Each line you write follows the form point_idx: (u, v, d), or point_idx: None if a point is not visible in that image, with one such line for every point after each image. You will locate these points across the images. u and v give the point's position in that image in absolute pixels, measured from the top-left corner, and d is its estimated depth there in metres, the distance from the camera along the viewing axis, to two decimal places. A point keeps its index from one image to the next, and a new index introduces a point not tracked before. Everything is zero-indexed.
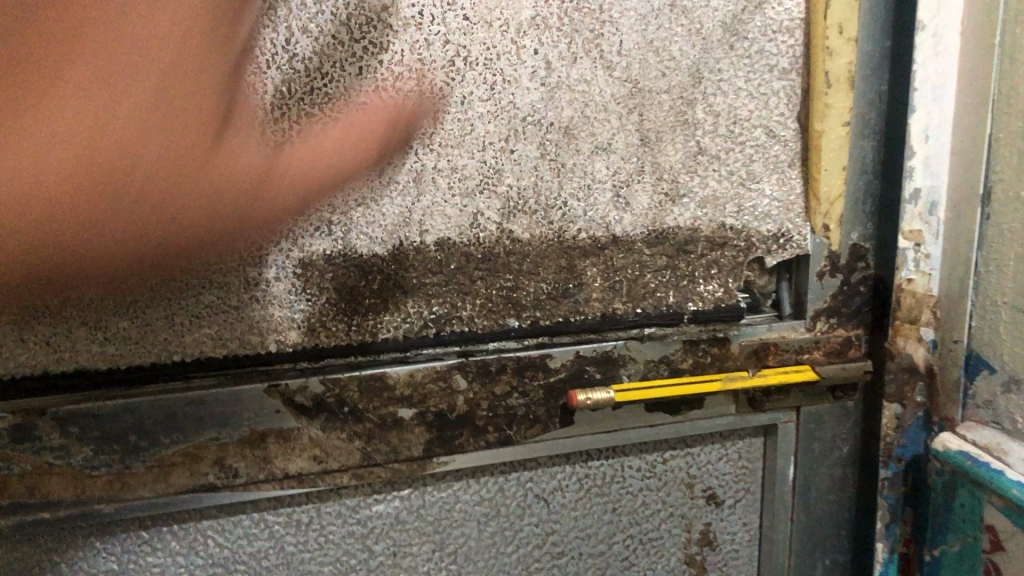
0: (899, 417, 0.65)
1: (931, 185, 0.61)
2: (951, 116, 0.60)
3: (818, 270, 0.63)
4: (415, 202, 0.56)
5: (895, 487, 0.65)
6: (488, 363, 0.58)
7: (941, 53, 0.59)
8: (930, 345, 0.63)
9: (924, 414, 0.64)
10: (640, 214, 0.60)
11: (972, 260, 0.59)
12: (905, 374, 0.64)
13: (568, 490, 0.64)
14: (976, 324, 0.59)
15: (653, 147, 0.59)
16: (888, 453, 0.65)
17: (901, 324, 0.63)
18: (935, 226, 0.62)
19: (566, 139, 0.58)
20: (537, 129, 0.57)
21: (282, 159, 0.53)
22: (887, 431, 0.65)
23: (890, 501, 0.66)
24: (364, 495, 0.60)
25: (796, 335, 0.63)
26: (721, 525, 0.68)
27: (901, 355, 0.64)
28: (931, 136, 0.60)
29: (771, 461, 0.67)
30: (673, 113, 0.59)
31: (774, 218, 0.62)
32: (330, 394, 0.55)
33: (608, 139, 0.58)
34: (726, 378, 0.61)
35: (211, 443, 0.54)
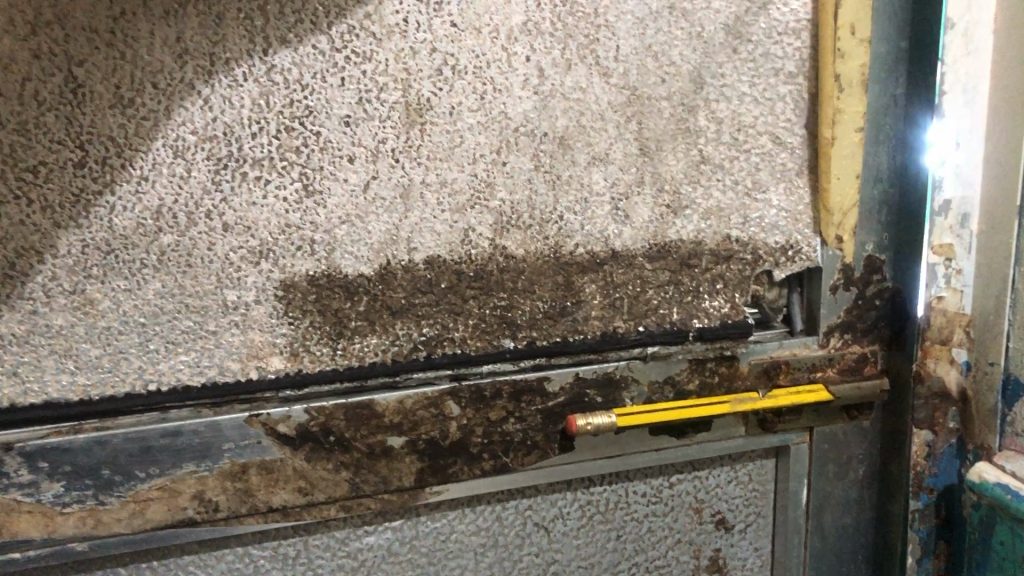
0: (930, 445, 0.62)
1: (964, 196, 0.59)
2: (983, 122, 0.57)
3: (831, 284, 0.60)
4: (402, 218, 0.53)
5: (927, 520, 0.63)
6: (482, 388, 0.55)
7: (972, 54, 0.56)
8: (963, 366, 0.60)
9: (958, 441, 0.62)
10: (641, 228, 0.57)
11: (1009, 276, 0.57)
12: (936, 400, 0.61)
13: (569, 518, 0.61)
14: (1015, 343, 0.57)
15: (653, 157, 0.56)
16: (920, 485, 0.62)
17: (931, 346, 0.61)
18: (968, 240, 0.59)
19: (561, 149, 0.55)
20: (530, 140, 0.54)
21: (256, 177, 0.51)
22: (918, 460, 0.62)
23: (921, 535, 0.63)
24: (354, 527, 0.57)
25: (808, 352, 0.60)
26: (732, 551, 0.65)
27: (931, 378, 0.61)
28: (962, 143, 0.58)
29: (783, 484, 0.64)
30: (675, 120, 0.56)
31: (782, 229, 0.59)
32: (315, 423, 0.52)
33: (606, 149, 0.55)
34: (736, 401, 0.58)
35: (190, 476, 0.51)
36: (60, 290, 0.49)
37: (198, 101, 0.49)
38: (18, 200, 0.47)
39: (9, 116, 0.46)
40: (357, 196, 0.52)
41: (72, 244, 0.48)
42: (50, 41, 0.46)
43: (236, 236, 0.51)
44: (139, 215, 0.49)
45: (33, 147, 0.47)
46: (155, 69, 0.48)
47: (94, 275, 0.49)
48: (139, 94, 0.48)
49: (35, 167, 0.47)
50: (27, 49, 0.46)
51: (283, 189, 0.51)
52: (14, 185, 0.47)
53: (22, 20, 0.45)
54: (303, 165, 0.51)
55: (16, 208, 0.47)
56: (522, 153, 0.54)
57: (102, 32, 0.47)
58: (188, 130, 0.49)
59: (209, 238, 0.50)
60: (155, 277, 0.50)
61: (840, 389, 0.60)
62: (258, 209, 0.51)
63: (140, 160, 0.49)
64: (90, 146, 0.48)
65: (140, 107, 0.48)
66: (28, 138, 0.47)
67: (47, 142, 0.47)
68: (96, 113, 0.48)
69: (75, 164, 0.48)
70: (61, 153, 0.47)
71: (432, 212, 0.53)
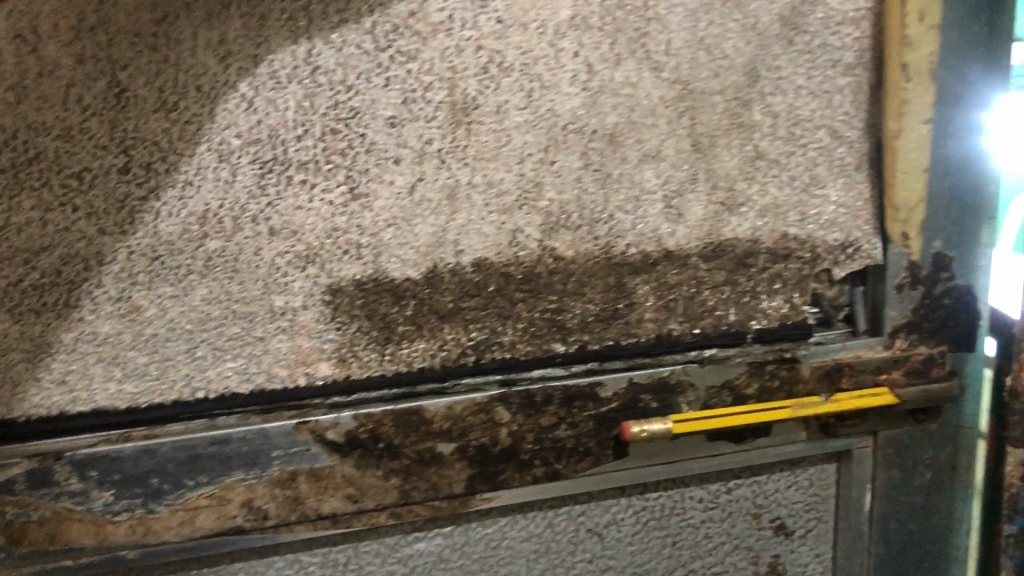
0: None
1: None
2: None
3: (896, 283, 0.58)
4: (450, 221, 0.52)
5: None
6: (532, 394, 0.54)
7: None
8: None
9: None
10: (695, 227, 0.55)
11: None
12: None
13: (624, 524, 0.59)
14: None
15: (707, 153, 0.54)
16: (1014, 504, 0.58)
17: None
18: None
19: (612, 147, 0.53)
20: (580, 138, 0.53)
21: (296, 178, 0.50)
22: (1012, 480, 0.57)
23: (1017, 562, 0.58)
24: (404, 533, 0.56)
25: (874, 354, 0.58)
26: (792, 557, 0.63)
27: None
28: None
29: (847, 490, 0.61)
30: (729, 115, 0.54)
31: (841, 226, 0.57)
32: (363, 430, 0.52)
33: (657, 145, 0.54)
34: (796, 404, 0.56)
35: (238, 484, 0.51)
36: (111, 295, 0.48)
37: (242, 104, 0.48)
38: (64, 208, 0.47)
39: (53, 122, 0.46)
40: (405, 198, 0.51)
41: (120, 247, 0.48)
42: (92, 46, 0.46)
43: (282, 240, 0.50)
44: (190, 217, 0.49)
45: (81, 152, 0.47)
46: (200, 72, 0.47)
47: (140, 282, 0.49)
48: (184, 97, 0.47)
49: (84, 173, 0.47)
50: (71, 54, 0.46)
51: (328, 190, 0.50)
52: (64, 192, 0.47)
53: (66, 25, 0.45)
54: (349, 168, 0.50)
55: (64, 213, 0.47)
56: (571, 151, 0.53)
57: (145, 35, 0.46)
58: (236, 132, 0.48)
59: (258, 240, 0.50)
60: (200, 284, 0.49)
61: (907, 393, 0.58)
62: (303, 215, 0.50)
63: (187, 164, 0.48)
64: (136, 149, 0.47)
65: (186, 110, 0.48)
66: (75, 142, 0.47)
67: (95, 147, 0.47)
68: (140, 118, 0.47)
69: (122, 168, 0.47)
70: (108, 157, 0.47)
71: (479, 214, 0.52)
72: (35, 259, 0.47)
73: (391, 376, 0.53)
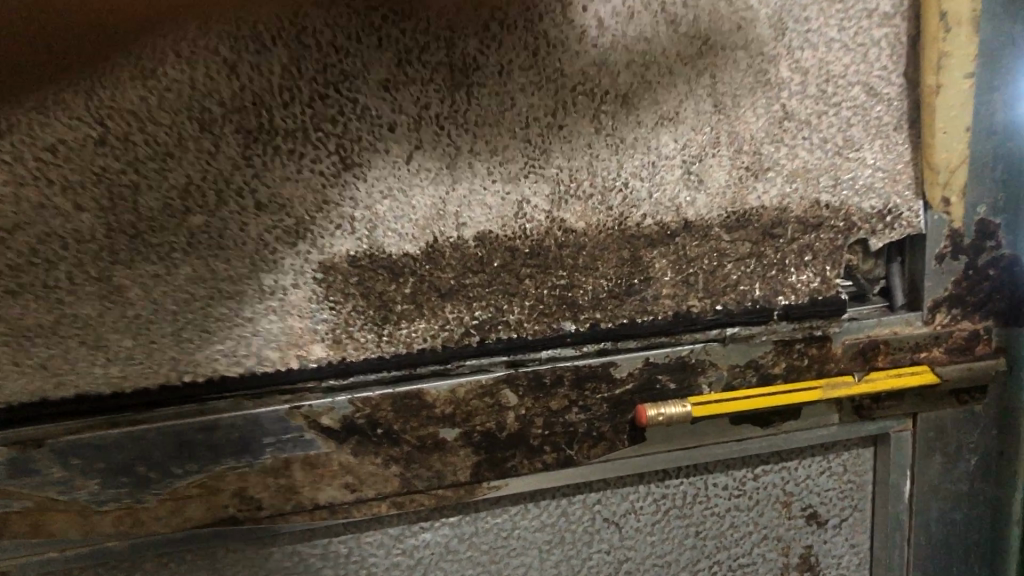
0: None
1: None
2: None
3: (937, 253, 0.53)
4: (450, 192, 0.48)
5: None
6: (541, 375, 0.50)
7: None
8: None
9: None
10: (716, 193, 0.51)
11: None
12: None
13: (643, 513, 0.56)
14: None
15: (729, 112, 0.50)
16: None
17: None
18: None
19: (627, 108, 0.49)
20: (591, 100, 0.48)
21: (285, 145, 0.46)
22: None
23: None
24: (409, 523, 0.53)
25: (913, 330, 0.53)
26: (825, 548, 0.59)
27: None
28: None
29: (884, 476, 0.57)
30: (754, 73, 0.50)
31: (878, 191, 0.52)
32: (359, 415, 0.48)
33: (672, 106, 0.49)
34: (827, 385, 0.52)
35: (229, 473, 0.48)
36: (93, 276, 0.46)
37: (224, 70, 0.44)
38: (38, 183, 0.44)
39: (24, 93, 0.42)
40: (401, 166, 0.47)
41: (103, 226, 0.45)
42: (73, 8, 0.42)
43: (281, 218, 0.47)
44: (179, 198, 0.46)
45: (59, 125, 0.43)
46: (195, 42, 0.43)
47: (120, 260, 0.46)
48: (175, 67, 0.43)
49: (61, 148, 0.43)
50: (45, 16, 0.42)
51: (321, 163, 0.47)
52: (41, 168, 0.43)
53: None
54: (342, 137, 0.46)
55: (42, 188, 0.44)
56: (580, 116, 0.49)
57: (134, 2, 0.42)
58: (230, 107, 0.45)
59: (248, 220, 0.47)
60: (185, 261, 0.46)
61: (949, 371, 0.54)
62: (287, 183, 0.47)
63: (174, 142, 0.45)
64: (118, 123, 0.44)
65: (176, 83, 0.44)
66: (52, 114, 0.43)
67: (74, 118, 0.43)
68: (118, 87, 0.43)
69: (104, 143, 0.44)
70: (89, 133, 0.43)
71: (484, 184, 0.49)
72: (8, 239, 0.44)
73: (392, 359, 0.50)
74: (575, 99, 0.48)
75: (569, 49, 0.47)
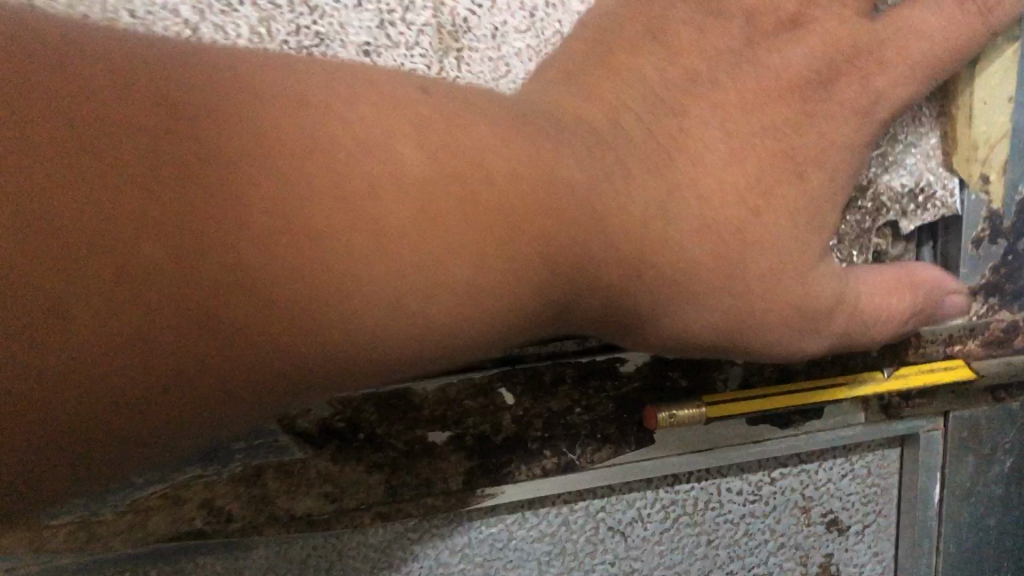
0: None
1: None
2: None
3: (974, 236, 0.48)
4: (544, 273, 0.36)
5: None
6: (541, 372, 0.45)
7: None
8: None
9: None
10: (801, 266, 0.43)
11: None
12: None
13: (650, 521, 0.51)
14: None
15: (760, 73, 0.44)
16: None
17: None
18: None
19: (721, 178, 0.42)
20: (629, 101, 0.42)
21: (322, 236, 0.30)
22: None
23: None
24: (395, 535, 0.48)
25: (949, 320, 0.48)
26: (846, 557, 0.54)
27: None
28: None
29: (909, 478, 0.53)
30: (798, 46, 0.44)
31: (909, 167, 0.47)
32: (339, 417, 0.44)
33: (771, 213, 0.43)
34: (854, 381, 0.48)
35: (195, 481, 0.44)
36: (209, 377, 0.29)
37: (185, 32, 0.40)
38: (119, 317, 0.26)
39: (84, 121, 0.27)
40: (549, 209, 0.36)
41: (106, 381, 0.27)
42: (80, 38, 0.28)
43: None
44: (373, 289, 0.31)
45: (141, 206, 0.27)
46: (293, 86, 0.31)
47: None
48: (260, 115, 0.30)
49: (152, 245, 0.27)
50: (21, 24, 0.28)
51: (419, 254, 0.32)
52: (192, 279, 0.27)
53: None
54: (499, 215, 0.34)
55: (105, 344, 0.26)
56: (664, 173, 0.41)
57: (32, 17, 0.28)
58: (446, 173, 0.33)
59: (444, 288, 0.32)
60: None
61: (986, 366, 0.49)
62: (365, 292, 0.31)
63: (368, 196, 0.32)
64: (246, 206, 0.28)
65: (280, 147, 0.30)
66: (130, 186, 0.27)
67: (72, 211, 0.26)
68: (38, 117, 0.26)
69: (211, 206, 0.28)
70: (80, 208, 0.26)
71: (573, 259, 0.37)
72: None
73: None
74: (681, 255, 0.40)
75: (636, 84, 0.43)
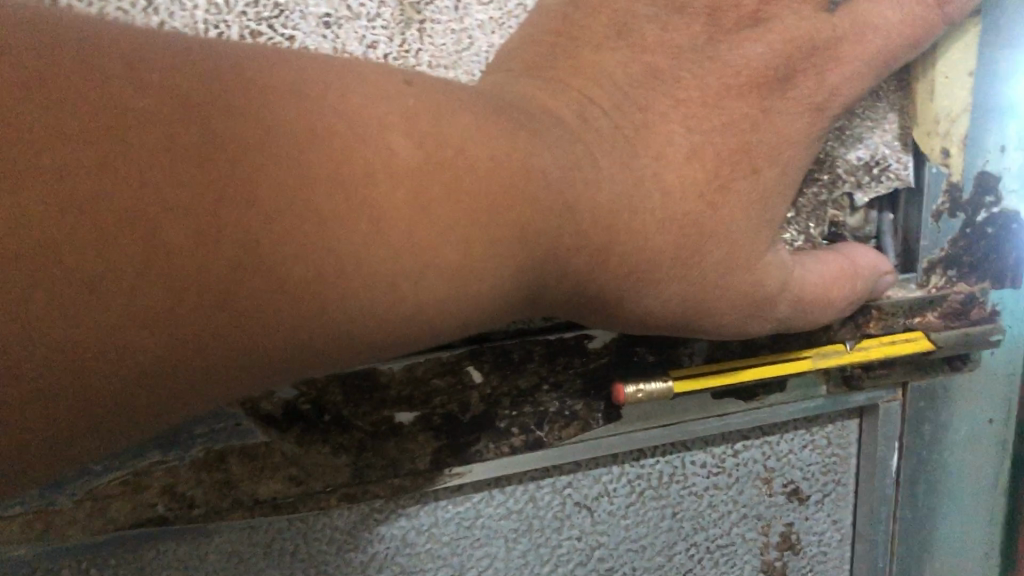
0: None
1: None
2: None
3: (934, 210, 0.48)
4: (520, 262, 0.35)
5: None
6: (509, 350, 0.45)
7: None
8: None
9: None
10: (748, 269, 0.44)
11: None
12: None
13: (615, 496, 0.51)
14: None
15: (721, 63, 0.44)
16: None
17: None
18: None
19: (682, 173, 0.42)
20: (595, 95, 0.42)
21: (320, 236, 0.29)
22: None
23: None
24: (361, 515, 0.47)
25: (906, 294, 0.49)
26: (806, 526, 0.55)
27: None
28: None
29: (868, 448, 0.54)
30: (758, 43, 0.45)
31: (866, 141, 0.48)
32: (305, 399, 0.43)
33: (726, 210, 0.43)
34: (817, 354, 0.48)
35: (156, 467, 0.42)
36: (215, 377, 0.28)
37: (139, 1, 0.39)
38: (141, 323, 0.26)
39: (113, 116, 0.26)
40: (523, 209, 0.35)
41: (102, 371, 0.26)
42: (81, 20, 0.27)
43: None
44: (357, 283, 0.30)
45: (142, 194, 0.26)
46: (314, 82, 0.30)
47: None
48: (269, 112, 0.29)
49: (134, 227, 0.26)
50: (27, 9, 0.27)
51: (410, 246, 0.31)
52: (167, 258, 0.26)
53: None
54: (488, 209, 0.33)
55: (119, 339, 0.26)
56: (626, 167, 0.41)
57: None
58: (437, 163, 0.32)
59: (423, 284, 0.31)
60: None
61: (945, 337, 0.50)
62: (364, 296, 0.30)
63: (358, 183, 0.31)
64: (242, 196, 0.27)
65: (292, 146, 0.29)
66: (132, 178, 0.26)
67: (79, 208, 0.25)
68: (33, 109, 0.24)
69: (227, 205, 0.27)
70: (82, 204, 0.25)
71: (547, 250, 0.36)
72: None
73: None
74: (641, 245, 0.40)
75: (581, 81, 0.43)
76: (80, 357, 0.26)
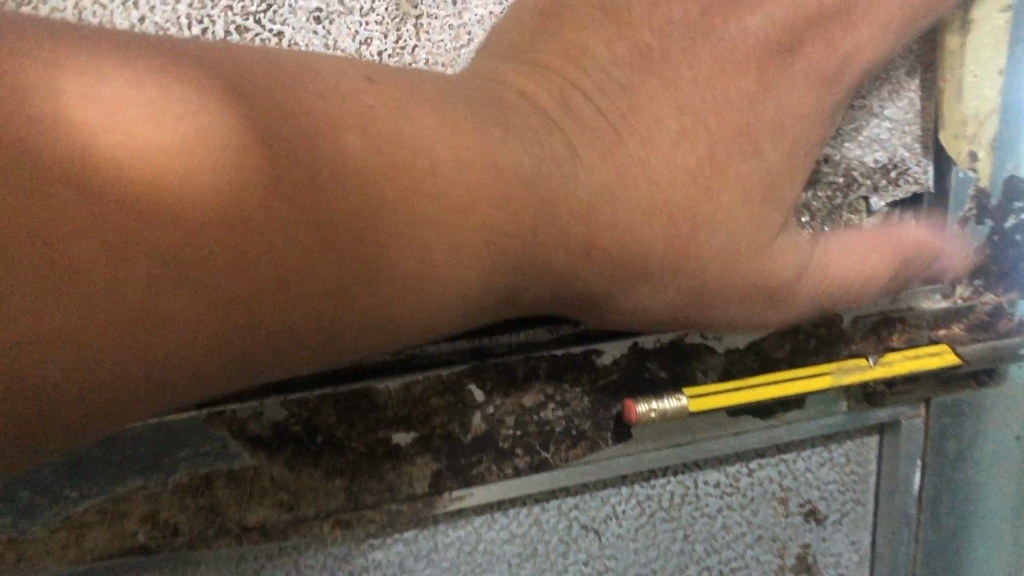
0: None
1: None
2: None
3: (960, 216, 0.46)
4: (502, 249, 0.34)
5: None
6: (512, 367, 0.42)
7: None
8: None
9: None
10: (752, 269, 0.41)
11: None
12: None
13: (624, 518, 0.49)
14: None
15: (717, 40, 0.42)
16: None
17: None
18: None
19: (677, 157, 0.40)
20: (590, 91, 0.40)
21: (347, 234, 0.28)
22: None
23: None
24: (356, 542, 0.45)
25: (931, 305, 0.47)
26: (824, 547, 0.53)
27: None
28: None
29: (889, 466, 0.51)
30: (757, 14, 0.42)
31: (885, 144, 0.46)
32: (295, 420, 0.40)
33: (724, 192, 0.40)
34: (838, 369, 0.45)
35: (136, 493, 0.40)
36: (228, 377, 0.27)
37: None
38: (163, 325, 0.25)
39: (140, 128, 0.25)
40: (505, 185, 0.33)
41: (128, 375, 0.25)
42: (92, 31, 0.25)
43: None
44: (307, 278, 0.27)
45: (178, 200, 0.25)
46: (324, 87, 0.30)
47: None
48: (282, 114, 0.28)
49: (145, 228, 0.24)
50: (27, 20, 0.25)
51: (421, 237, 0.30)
52: (105, 241, 0.24)
53: None
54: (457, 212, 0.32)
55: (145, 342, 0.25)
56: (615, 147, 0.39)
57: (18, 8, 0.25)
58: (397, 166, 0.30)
59: (374, 289, 0.29)
60: None
61: (971, 351, 0.47)
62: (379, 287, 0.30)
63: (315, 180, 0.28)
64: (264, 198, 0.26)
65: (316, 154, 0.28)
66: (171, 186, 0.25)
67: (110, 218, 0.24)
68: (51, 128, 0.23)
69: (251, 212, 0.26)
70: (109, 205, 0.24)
71: (515, 252, 0.35)
72: None
73: None
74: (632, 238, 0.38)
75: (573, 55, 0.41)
76: (15, 344, 0.22)
